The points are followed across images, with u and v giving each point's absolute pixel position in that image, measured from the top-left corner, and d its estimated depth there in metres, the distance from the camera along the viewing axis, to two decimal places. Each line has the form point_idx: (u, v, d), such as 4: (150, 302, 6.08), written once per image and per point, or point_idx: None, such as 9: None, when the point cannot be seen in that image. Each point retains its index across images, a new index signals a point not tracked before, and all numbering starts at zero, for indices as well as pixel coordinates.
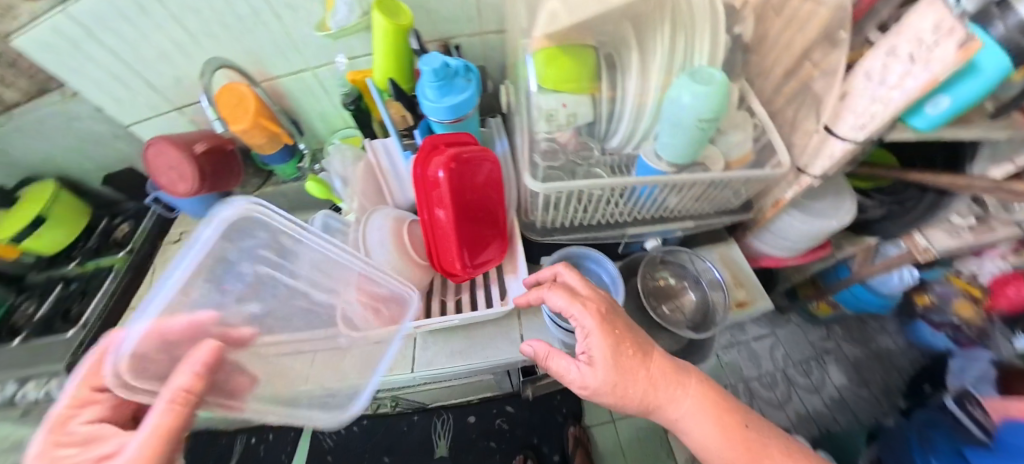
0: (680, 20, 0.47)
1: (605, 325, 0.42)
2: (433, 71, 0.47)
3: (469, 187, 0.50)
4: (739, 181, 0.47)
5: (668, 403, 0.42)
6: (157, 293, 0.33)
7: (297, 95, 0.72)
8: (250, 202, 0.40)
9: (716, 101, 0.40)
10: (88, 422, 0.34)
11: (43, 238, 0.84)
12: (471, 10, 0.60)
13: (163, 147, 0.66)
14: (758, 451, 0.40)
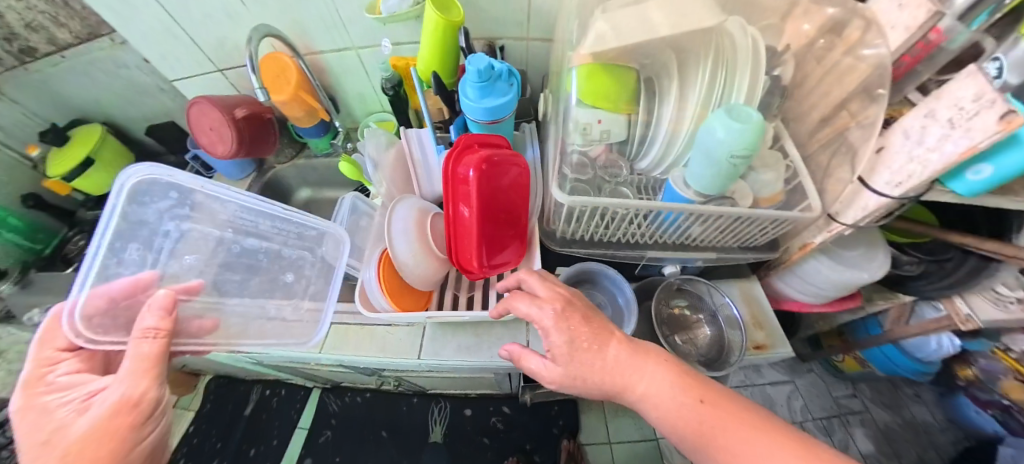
0: (721, 58, 0.47)
1: (560, 319, 0.41)
2: (478, 72, 0.48)
3: (496, 189, 0.51)
4: (772, 221, 0.46)
5: (630, 383, 0.39)
6: (88, 265, 0.36)
7: (337, 72, 0.71)
8: (150, 166, 0.40)
9: (755, 138, 0.41)
10: (66, 373, 0.37)
11: (91, 179, 0.92)
12: (520, 15, 0.61)
13: (207, 109, 0.70)
14: (727, 428, 0.34)
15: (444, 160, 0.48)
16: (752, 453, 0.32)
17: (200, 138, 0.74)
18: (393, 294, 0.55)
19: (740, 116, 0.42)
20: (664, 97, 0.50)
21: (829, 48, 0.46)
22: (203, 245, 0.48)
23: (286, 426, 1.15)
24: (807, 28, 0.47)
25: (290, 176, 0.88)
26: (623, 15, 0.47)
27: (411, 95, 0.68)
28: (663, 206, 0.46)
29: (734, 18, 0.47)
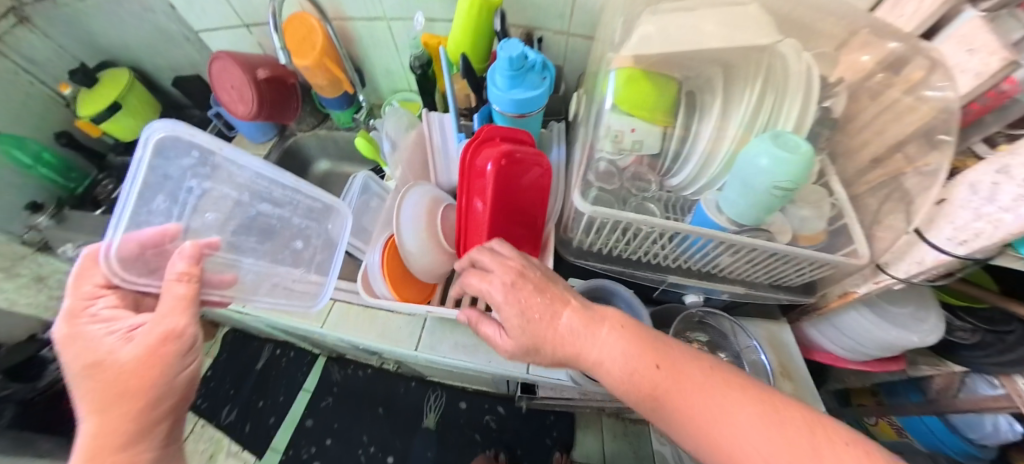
0: (771, 83, 0.44)
1: (511, 293, 0.38)
2: (509, 60, 0.44)
3: (515, 189, 0.48)
4: (813, 263, 0.42)
5: (582, 350, 0.36)
6: (121, 211, 0.33)
7: (366, 42, 0.67)
8: (174, 123, 0.36)
9: (799, 172, 0.38)
10: (109, 307, 0.35)
11: (118, 124, 0.92)
12: (562, 7, 0.57)
13: (230, 67, 0.70)
14: (686, 381, 0.32)
15: (463, 149, 0.47)
16: (712, 404, 0.31)
17: (220, 95, 0.74)
18: (394, 285, 0.53)
19: (789, 145, 0.39)
20: (705, 117, 0.47)
21: (885, 85, 0.42)
22: (223, 205, 0.44)
23: (292, 387, 1.19)
24: (864, 61, 0.43)
25: (310, 146, 0.86)
26: (672, 23, 0.45)
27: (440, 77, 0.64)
28: (692, 230, 0.42)
29: (788, 40, 0.44)
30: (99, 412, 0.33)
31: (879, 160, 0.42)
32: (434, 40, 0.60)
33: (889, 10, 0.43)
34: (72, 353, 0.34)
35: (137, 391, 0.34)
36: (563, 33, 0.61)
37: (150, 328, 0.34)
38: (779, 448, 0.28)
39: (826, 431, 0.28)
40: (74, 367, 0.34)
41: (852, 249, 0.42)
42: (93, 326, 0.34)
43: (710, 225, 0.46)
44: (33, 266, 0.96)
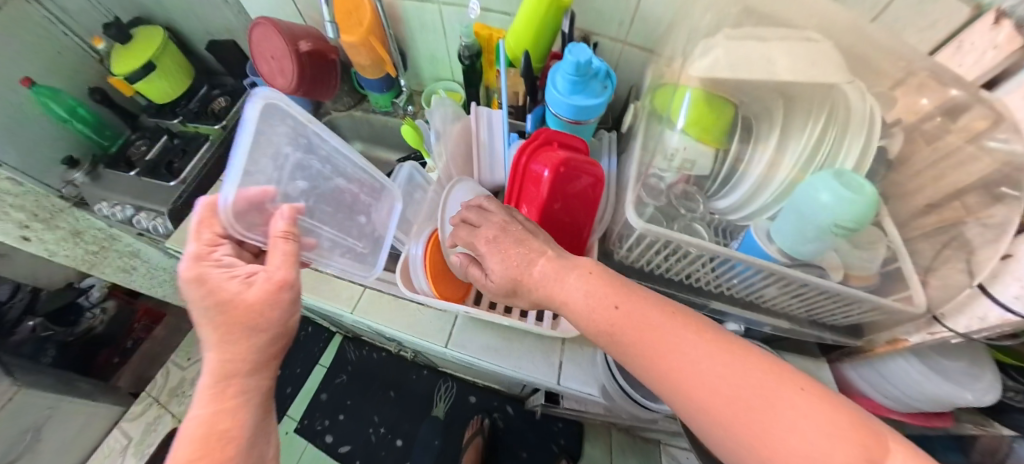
0: (832, 121, 0.41)
1: (494, 241, 0.40)
2: (575, 64, 0.43)
3: (562, 198, 0.46)
4: (864, 306, 0.41)
5: (552, 292, 0.36)
6: (233, 170, 0.34)
7: (414, 25, 0.65)
8: (274, 93, 0.36)
9: (863, 212, 0.36)
10: (226, 256, 0.38)
11: (153, 86, 0.92)
12: (624, 15, 0.57)
13: (271, 35, 0.68)
14: (645, 323, 0.31)
15: (518, 149, 0.45)
16: (669, 344, 0.30)
17: (260, 65, 0.73)
18: (436, 283, 0.52)
19: (854, 186, 0.37)
20: (761, 150, 0.45)
21: (941, 130, 0.39)
22: (313, 175, 0.44)
23: (308, 359, 1.26)
24: (922, 105, 0.40)
25: (343, 126, 0.86)
26: (748, 49, 0.43)
27: (487, 69, 0.63)
28: (742, 257, 0.41)
29: (856, 81, 0.41)
30: (226, 345, 0.35)
31: (925, 212, 0.40)
32: (488, 31, 0.58)
33: (950, 54, 0.40)
34: (198, 293, 0.35)
35: (260, 331, 0.36)
36: (619, 40, 0.61)
37: (272, 272, 0.36)
38: (729, 386, 0.27)
39: (783, 376, 0.27)
40: (201, 306, 0.35)
41: (908, 294, 0.40)
42: (217, 270, 0.36)
43: (759, 253, 0.44)
44: (71, 220, 0.97)
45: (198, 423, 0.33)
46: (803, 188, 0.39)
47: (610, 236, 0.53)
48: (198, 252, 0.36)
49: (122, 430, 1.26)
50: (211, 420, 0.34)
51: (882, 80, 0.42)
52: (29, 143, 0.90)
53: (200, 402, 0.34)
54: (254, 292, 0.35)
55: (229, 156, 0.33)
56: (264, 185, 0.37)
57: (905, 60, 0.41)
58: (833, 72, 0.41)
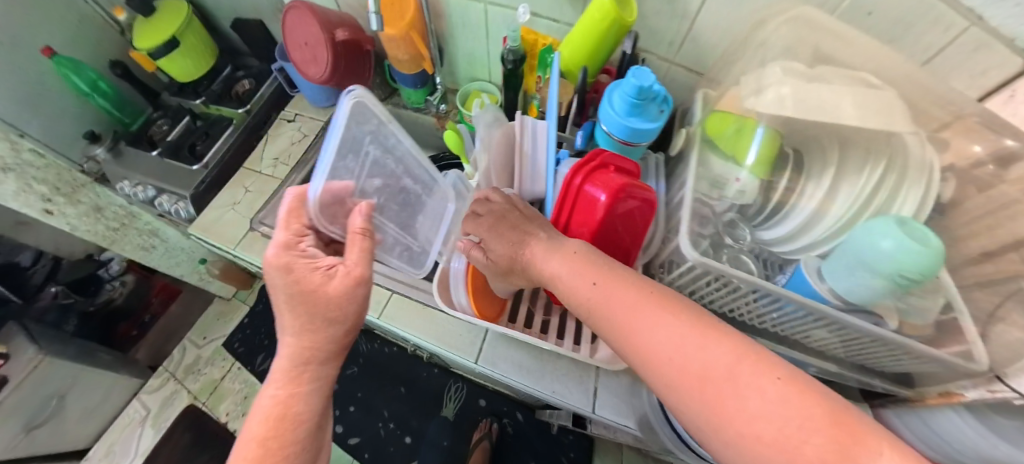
0: (889, 165, 0.39)
1: (493, 230, 0.44)
2: (637, 87, 0.42)
3: (605, 224, 0.42)
4: (915, 356, 0.39)
5: (541, 270, 0.39)
6: (323, 163, 0.34)
7: (456, 22, 0.64)
8: (362, 91, 0.36)
9: (931, 263, 0.33)
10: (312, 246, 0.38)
11: (174, 63, 0.90)
12: (675, 36, 0.58)
13: (308, 22, 0.67)
14: (618, 301, 0.31)
15: (574, 169, 0.42)
16: (638, 321, 0.30)
17: (292, 53, 0.71)
18: (476, 301, 0.50)
19: (917, 236, 0.35)
20: (817, 186, 0.43)
21: (997, 178, 0.36)
22: (385, 172, 0.44)
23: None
24: (974, 151, 0.38)
25: None
26: (810, 87, 0.42)
27: (529, 75, 0.65)
28: (788, 296, 0.40)
29: (919, 133, 0.39)
30: (305, 332, 0.37)
31: (972, 262, 0.37)
32: (535, 36, 0.60)
33: (1000, 103, 0.40)
34: (284, 281, 0.36)
35: (337, 321, 0.37)
36: (668, 60, 0.62)
37: (350, 268, 0.36)
38: (692, 364, 0.26)
39: (756, 362, 0.25)
40: (286, 291, 0.36)
41: (966, 349, 0.36)
42: (302, 259, 0.36)
43: (808, 293, 0.42)
44: (92, 196, 0.94)
45: (273, 403, 0.35)
46: (865, 233, 0.37)
47: (658, 266, 0.53)
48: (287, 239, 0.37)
49: (141, 401, 1.31)
50: (284, 403, 0.36)
51: (931, 123, 0.40)
52: (51, 115, 0.88)
53: (277, 382, 0.36)
54: (336, 284, 0.36)
55: (321, 150, 0.34)
56: (345, 180, 0.38)
57: (953, 106, 0.39)
58: (885, 113, 0.39)
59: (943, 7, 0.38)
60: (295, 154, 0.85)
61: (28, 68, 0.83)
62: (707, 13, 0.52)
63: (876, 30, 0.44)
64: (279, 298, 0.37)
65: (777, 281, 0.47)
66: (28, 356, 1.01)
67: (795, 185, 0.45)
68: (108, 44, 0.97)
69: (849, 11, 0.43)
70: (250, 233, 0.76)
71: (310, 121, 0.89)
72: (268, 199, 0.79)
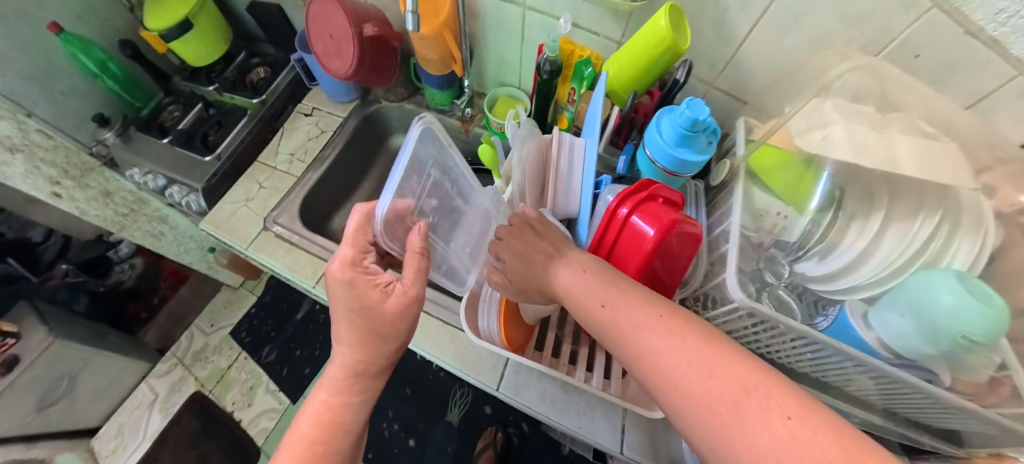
0: (938, 217, 0.36)
1: (515, 249, 0.42)
2: (690, 119, 0.43)
3: (639, 255, 0.39)
4: (972, 417, 0.34)
5: (555, 284, 0.37)
6: (391, 182, 0.35)
7: (490, 24, 0.65)
8: (429, 117, 0.38)
9: (994, 327, 0.29)
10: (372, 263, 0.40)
11: (187, 46, 0.86)
12: (718, 60, 0.55)
13: (332, 12, 0.63)
14: (627, 322, 0.30)
15: (619, 197, 0.40)
16: (645, 344, 0.28)
17: (314, 45, 0.68)
18: (506, 326, 0.48)
19: (980, 294, 0.31)
20: (860, 231, 0.40)
21: None
22: (443, 192, 0.45)
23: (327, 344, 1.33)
24: (1021, 200, 0.35)
25: (392, 115, 0.87)
26: (868, 133, 0.39)
27: (562, 86, 0.63)
28: (824, 341, 0.36)
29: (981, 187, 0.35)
30: (359, 344, 0.39)
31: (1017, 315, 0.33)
32: (572, 46, 0.59)
33: None
34: (345, 295, 0.38)
35: (389, 337, 0.39)
36: (707, 82, 0.59)
37: (405, 289, 0.39)
38: (698, 393, 0.24)
39: (768, 397, 0.22)
40: (346, 304, 0.38)
41: (1021, 412, 0.31)
42: (363, 276, 0.38)
43: (851, 339, 0.38)
44: (101, 180, 0.91)
45: (324, 408, 0.38)
46: (918, 283, 0.34)
47: (695, 300, 0.52)
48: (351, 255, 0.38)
49: (149, 386, 1.32)
50: (333, 411, 0.38)
51: (974, 164, 0.37)
52: (62, 98, 0.86)
53: (329, 388, 0.38)
54: (392, 304, 0.38)
55: (391, 170, 0.35)
56: (408, 200, 0.38)
57: (997, 151, 0.37)
58: (936, 152, 0.36)
59: (989, 52, 0.37)
60: (311, 151, 0.83)
61: (36, 45, 0.79)
62: (753, 42, 0.50)
63: (922, 71, 0.42)
64: (336, 308, 0.39)
65: (816, 324, 0.42)
66: (38, 338, 1.02)
67: (834, 227, 0.42)
68: (118, 23, 0.93)
69: (897, 51, 0.42)
70: (263, 233, 0.73)
71: (327, 116, 0.86)
72: (282, 197, 0.77)
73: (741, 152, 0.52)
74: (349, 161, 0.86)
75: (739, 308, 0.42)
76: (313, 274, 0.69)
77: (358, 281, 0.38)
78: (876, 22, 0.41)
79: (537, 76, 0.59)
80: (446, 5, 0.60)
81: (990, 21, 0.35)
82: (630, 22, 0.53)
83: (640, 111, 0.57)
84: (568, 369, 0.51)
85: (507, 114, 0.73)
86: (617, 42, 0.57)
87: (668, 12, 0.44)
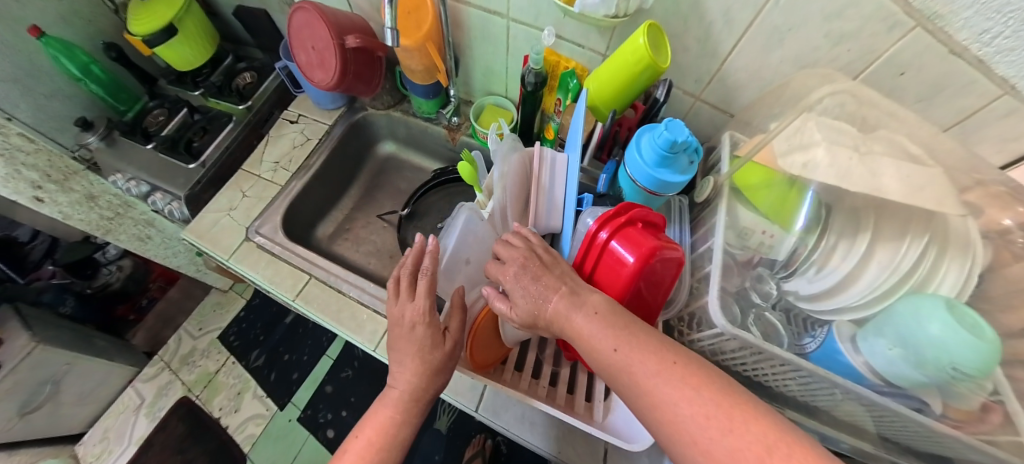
0: (925, 241, 0.35)
1: (515, 277, 0.40)
2: (668, 140, 0.43)
3: (620, 280, 0.38)
4: (964, 446, 0.33)
5: (563, 328, 0.36)
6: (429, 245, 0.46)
7: (477, 33, 0.65)
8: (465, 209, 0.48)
9: (984, 359, 0.28)
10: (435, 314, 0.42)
11: (172, 51, 0.85)
12: (704, 74, 0.54)
13: (316, 25, 0.63)
14: (641, 370, 0.30)
15: (602, 220, 0.39)
16: (660, 395, 0.28)
17: (297, 54, 0.67)
18: (474, 345, 0.47)
19: (968, 323, 0.30)
20: (844, 255, 0.39)
21: None
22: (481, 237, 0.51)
23: (316, 349, 1.33)
24: (1003, 223, 0.34)
25: (380, 123, 0.87)
26: (851, 159, 0.37)
27: (547, 96, 0.63)
28: (815, 371, 0.36)
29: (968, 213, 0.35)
30: (422, 373, 0.40)
31: (1007, 338, 0.31)
32: (557, 58, 0.59)
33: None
34: (409, 338, 0.41)
35: (445, 369, 0.42)
36: (693, 95, 0.58)
37: (453, 340, 0.42)
38: (720, 452, 0.25)
39: (790, 458, 0.23)
40: (408, 345, 0.41)
41: (1015, 440, 0.30)
42: (430, 323, 0.42)
43: (841, 367, 0.36)
44: (86, 183, 0.90)
45: (388, 421, 0.39)
46: (905, 309, 0.33)
47: (681, 320, 0.51)
48: (416, 314, 0.42)
49: (136, 390, 1.31)
50: (394, 426, 0.39)
51: (958, 185, 0.36)
52: (46, 101, 0.85)
53: (394, 406, 0.40)
54: (441, 352, 0.41)
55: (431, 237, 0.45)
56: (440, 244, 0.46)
57: (976, 174, 0.37)
58: (919, 176, 0.35)
59: (976, 72, 0.36)
60: (296, 159, 0.82)
61: (17, 49, 0.78)
62: (738, 57, 0.49)
63: (902, 92, 0.42)
64: (398, 347, 0.42)
65: (802, 347, 0.40)
66: (21, 342, 1.01)
67: (818, 246, 0.41)
68: (103, 24, 0.92)
69: (880, 70, 0.41)
70: (245, 243, 0.72)
71: (313, 124, 0.85)
72: (266, 206, 0.76)
73: (726, 169, 0.50)
74: (336, 168, 0.85)
75: (727, 335, 0.41)
76: (294, 287, 0.68)
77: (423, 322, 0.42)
78: (862, 40, 0.40)
79: (523, 88, 0.59)
80: (429, 18, 0.60)
81: (976, 41, 0.35)
82: (613, 37, 0.54)
83: (623, 125, 0.58)
84: (546, 391, 0.50)
85: (492, 123, 0.72)
86: (603, 55, 0.57)
87: (646, 31, 0.45)
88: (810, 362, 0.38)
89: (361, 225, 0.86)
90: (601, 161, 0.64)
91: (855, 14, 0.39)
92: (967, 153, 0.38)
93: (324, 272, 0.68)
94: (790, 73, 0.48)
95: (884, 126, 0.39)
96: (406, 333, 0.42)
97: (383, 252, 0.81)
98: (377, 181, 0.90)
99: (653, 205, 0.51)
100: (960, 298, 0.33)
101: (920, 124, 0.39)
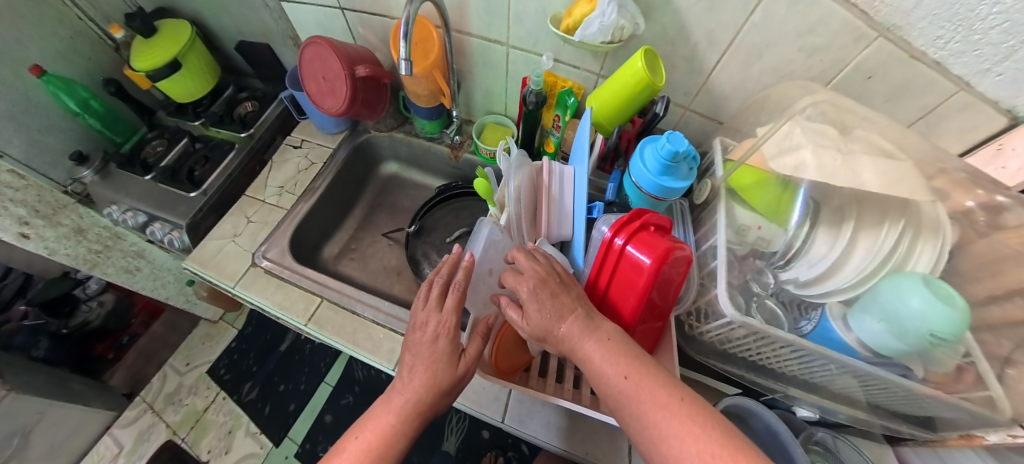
0: (902, 226, 0.39)
1: (531, 291, 0.40)
2: (671, 151, 0.48)
3: (634, 286, 0.41)
4: (942, 403, 0.37)
5: (575, 348, 0.38)
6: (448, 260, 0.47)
7: (479, 58, 0.69)
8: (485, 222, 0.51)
9: (957, 324, 0.32)
10: (453, 328, 0.43)
11: (175, 84, 0.87)
12: (691, 87, 0.60)
13: (326, 56, 0.67)
14: (651, 401, 0.32)
15: (617, 227, 0.42)
16: (665, 428, 0.30)
17: (308, 84, 0.71)
18: (498, 352, 0.48)
19: (943, 295, 0.34)
20: (831, 241, 0.43)
21: (992, 228, 0.37)
22: (501, 249, 0.52)
23: (314, 375, 1.28)
24: (966, 205, 0.39)
25: (382, 144, 0.90)
26: (836, 160, 0.41)
27: (546, 114, 0.68)
28: (813, 349, 0.39)
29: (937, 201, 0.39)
30: (428, 392, 0.41)
31: (980, 305, 0.35)
32: (555, 79, 0.65)
33: (981, 160, 0.44)
34: (427, 348, 0.42)
35: (451, 392, 0.43)
36: (683, 106, 0.63)
37: (467, 365, 0.43)
38: None
39: None
40: (426, 356, 0.42)
41: (986, 395, 0.33)
42: (451, 338, 0.43)
43: (835, 344, 0.40)
44: (75, 217, 0.88)
45: (388, 428, 0.40)
46: (887, 285, 0.36)
47: (689, 316, 0.54)
48: (437, 326, 0.42)
49: (113, 436, 1.23)
50: (392, 435, 0.40)
51: (927, 173, 0.41)
52: (43, 135, 0.84)
53: (396, 413, 0.41)
54: (454, 373, 0.42)
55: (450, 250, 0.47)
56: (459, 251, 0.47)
57: (940, 164, 0.42)
58: (893, 172, 0.39)
59: (935, 74, 0.42)
60: (302, 182, 0.83)
61: (14, 85, 0.78)
62: (722, 71, 0.55)
63: (868, 96, 0.48)
64: (414, 352, 0.43)
65: (800, 329, 0.43)
66: None
67: (808, 235, 0.45)
68: (102, 60, 0.93)
69: (850, 76, 0.47)
70: (253, 268, 0.72)
71: (317, 148, 0.88)
72: (273, 231, 0.76)
73: (720, 172, 0.54)
74: (341, 189, 0.87)
75: (738, 324, 0.44)
76: (305, 310, 0.67)
77: (442, 335, 0.43)
78: (832, 51, 0.46)
79: (525, 106, 0.64)
80: (436, 48, 0.65)
81: (931, 46, 0.40)
82: (607, 59, 0.59)
83: (623, 137, 0.63)
84: (571, 393, 0.51)
85: (497, 140, 0.77)
86: (597, 74, 0.62)
87: (643, 56, 0.50)
88: (808, 341, 0.41)
89: (366, 244, 0.87)
90: (603, 168, 0.69)
91: (824, 30, 0.44)
92: (931, 146, 0.43)
93: (336, 293, 0.68)
94: (769, 82, 0.53)
95: (861, 128, 0.44)
96: (421, 346, 0.43)
97: (389, 270, 0.82)
98: (380, 199, 0.92)
99: (657, 210, 0.55)
100: (934, 271, 0.38)
101: (888, 124, 0.44)
